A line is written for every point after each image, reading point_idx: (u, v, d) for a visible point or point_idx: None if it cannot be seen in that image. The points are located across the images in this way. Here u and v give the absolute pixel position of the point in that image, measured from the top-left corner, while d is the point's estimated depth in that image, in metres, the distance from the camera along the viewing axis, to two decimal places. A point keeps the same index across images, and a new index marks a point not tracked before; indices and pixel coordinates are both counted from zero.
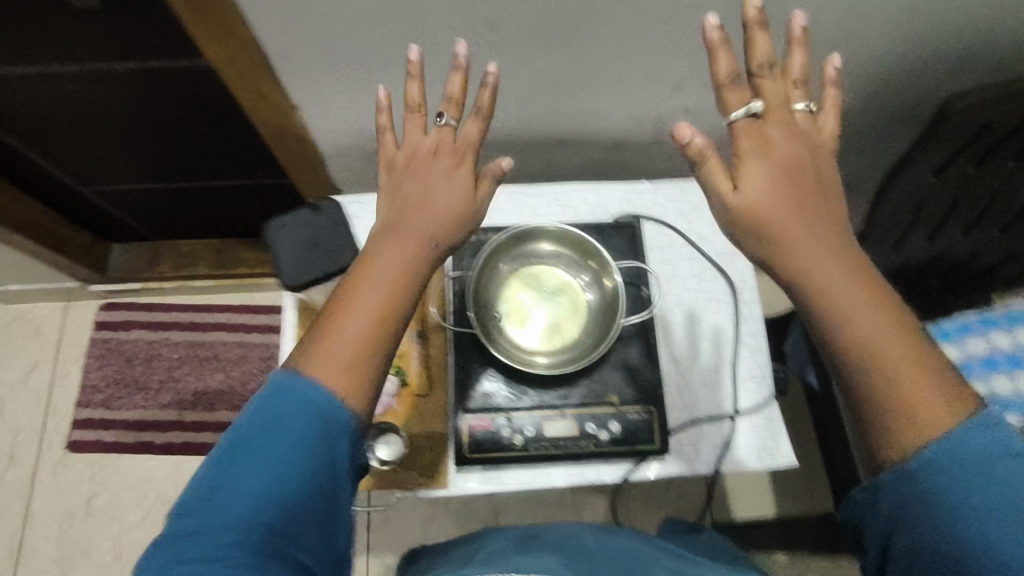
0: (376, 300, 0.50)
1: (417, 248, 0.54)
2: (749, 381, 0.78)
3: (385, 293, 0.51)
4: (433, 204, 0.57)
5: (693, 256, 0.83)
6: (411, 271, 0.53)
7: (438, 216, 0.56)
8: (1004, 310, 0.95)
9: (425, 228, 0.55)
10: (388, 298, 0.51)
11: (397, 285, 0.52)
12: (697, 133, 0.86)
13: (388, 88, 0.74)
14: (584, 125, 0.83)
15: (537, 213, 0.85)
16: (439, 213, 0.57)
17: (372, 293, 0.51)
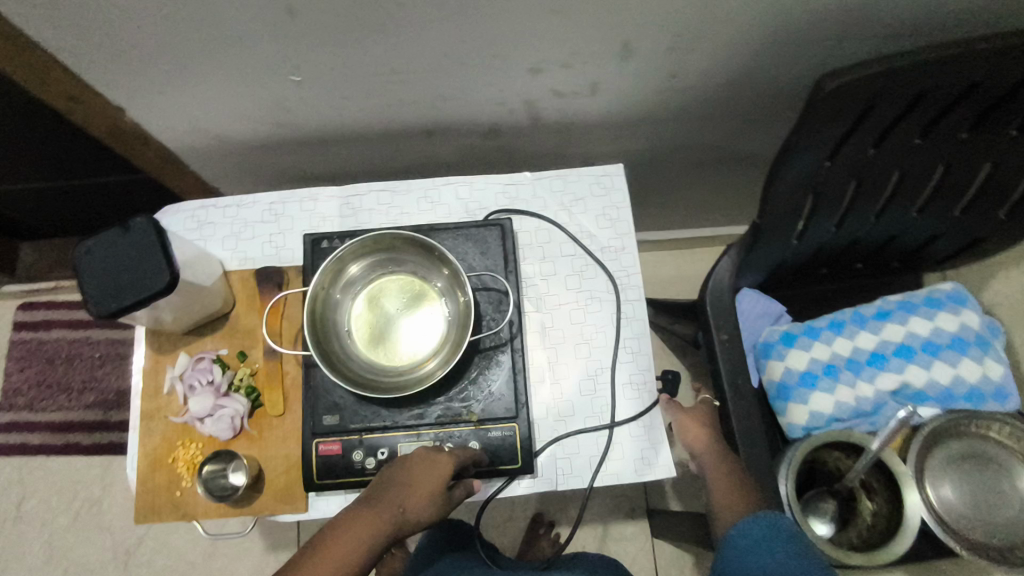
0: (358, 531, 0.55)
1: (401, 492, 0.59)
2: (629, 386, 0.73)
3: (369, 527, 0.55)
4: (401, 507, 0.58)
5: (573, 252, 0.78)
6: (394, 523, 0.57)
7: (414, 507, 0.58)
8: (925, 292, 0.88)
9: (406, 500, 0.58)
10: (368, 535, 0.55)
11: (382, 523, 0.56)
12: (579, 115, 0.78)
13: (210, 82, 0.67)
14: (449, 112, 0.76)
15: (406, 212, 0.79)
16: (418, 492, 0.59)
17: (359, 522, 0.56)
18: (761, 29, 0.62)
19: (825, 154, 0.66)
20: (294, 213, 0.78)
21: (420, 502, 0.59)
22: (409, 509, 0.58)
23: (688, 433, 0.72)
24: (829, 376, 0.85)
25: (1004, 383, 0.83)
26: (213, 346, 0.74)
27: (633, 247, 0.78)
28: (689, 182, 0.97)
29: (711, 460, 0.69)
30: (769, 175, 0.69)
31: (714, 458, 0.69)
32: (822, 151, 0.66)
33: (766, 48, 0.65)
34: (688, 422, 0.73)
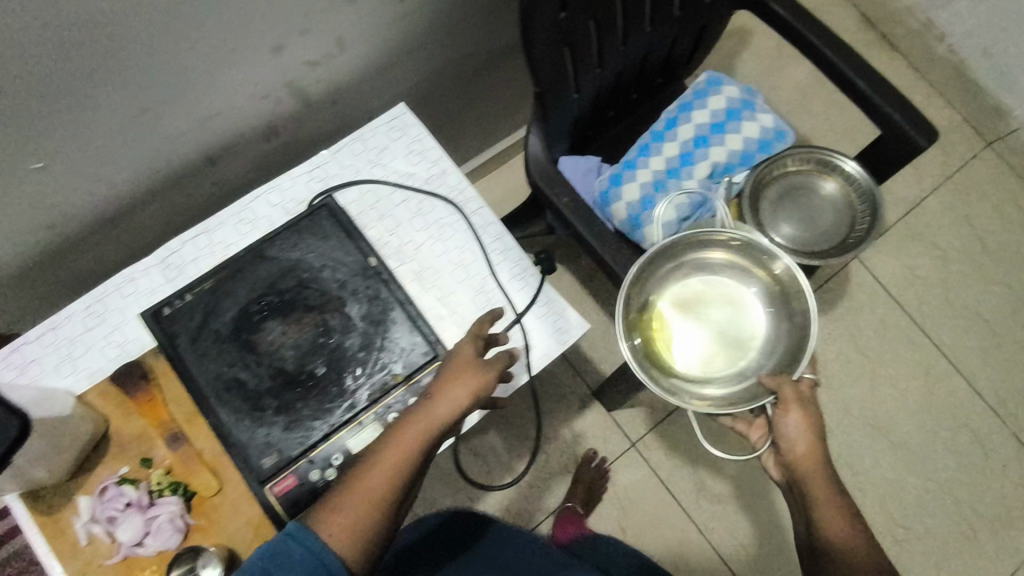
0: (394, 456, 0.60)
1: (434, 407, 0.62)
2: (514, 280, 0.78)
3: (398, 449, 0.60)
4: (438, 412, 0.62)
5: (405, 197, 0.80)
6: (427, 436, 0.61)
7: (441, 409, 0.62)
8: (691, 89, 1.02)
9: (443, 401, 0.62)
10: (402, 456, 0.60)
11: (413, 444, 0.60)
12: (341, 79, 0.79)
13: None
14: (218, 131, 0.74)
15: (230, 242, 0.76)
16: (449, 395, 0.63)
17: (394, 447, 0.60)
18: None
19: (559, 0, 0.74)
20: (120, 303, 0.72)
21: (446, 405, 0.62)
22: (442, 411, 0.62)
23: (795, 427, 0.70)
24: (660, 191, 0.96)
25: (778, 126, 0.98)
26: (111, 471, 0.67)
27: (452, 166, 0.81)
28: (468, 100, 1.03)
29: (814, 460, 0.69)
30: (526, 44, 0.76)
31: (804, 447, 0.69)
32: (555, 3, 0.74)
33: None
34: (795, 413, 0.71)
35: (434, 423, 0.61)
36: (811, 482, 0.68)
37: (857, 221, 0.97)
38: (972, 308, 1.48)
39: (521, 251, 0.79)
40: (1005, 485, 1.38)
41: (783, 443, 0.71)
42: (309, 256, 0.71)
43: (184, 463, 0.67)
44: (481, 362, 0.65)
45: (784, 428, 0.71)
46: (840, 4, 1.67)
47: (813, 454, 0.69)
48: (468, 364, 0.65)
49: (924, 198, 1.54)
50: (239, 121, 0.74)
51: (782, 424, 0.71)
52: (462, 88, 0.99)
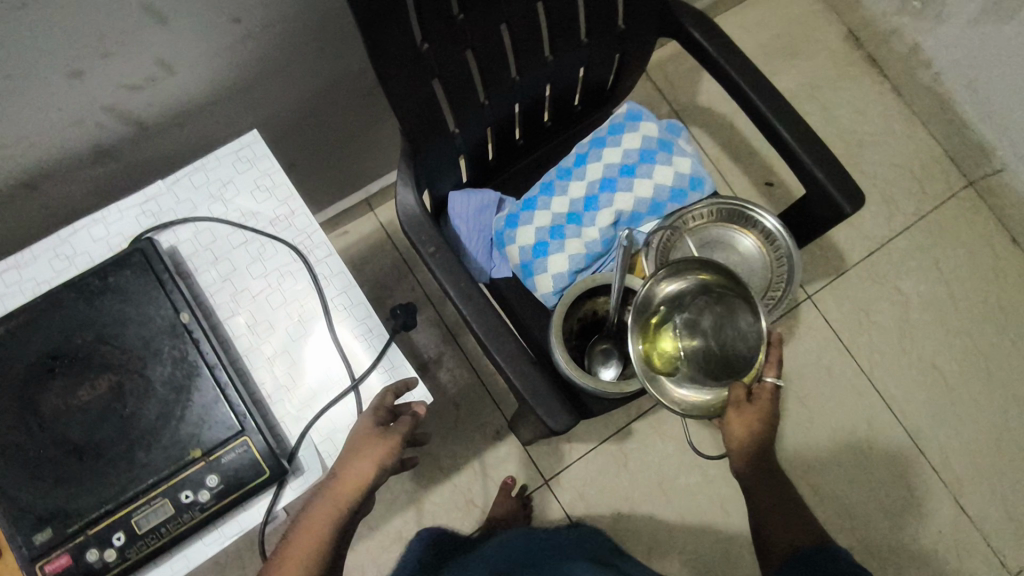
0: (306, 545, 0.59)
1: (339, 487, 0.61)
2: (355, 342, 0.71)
3: (308, 537, 0.59)
4: (342, 491, 0.61)
5: (245, 238, 0.72)
6: (336, 518, 0.60)
7: (345, 490, 0.61)
8: (608, 122, 0.91)
9: (345, 481, 0.61)
10: (314, 543, 0.59)
11: (321, 529, 0.59)
12: (178, 102, 0.71)
13: None
14: (26, 155, 0.66)
15: (42, 279, 0.68)
16: (351, 474, 0.61)
17: (306, 535, 0.59)
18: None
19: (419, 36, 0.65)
20: None
21: (349, 484, 0.61)
22: (345, 492, 0.61)
23: (735, 429, 0.70)
24: (557, 237, 0.87)
25: (695, 173, 0.89)
26: None
27: (302, 206, 0.73)
28: (362, 118, 0.94)
29: (754, 445, 0.71)
30: (384, 88, 0.66)
31: (749, 441, 0.70)
32: (414, 43, 0.65)
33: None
34: (734, 421, 0.70)
35: (341, 504, 0.61)
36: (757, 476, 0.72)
37: (772, 286, 0.89)
38: (929, 360, 1.38)
39: (368, 310, 0.72)
40: (939, 552, 1.30)
41: (733, 449, 0.72)
42: (114, 307, 0.64)
43: None
44: (380, 432, 0.63)
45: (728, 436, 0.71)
46: (827, 15, 1.53)
47: (749, 445, 0.71)
48: (366, 438, 0.62)
49: (893, 237, 1.43)
50: (50, 146, 0.66)
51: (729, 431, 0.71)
52: (351, 108, 0.90)
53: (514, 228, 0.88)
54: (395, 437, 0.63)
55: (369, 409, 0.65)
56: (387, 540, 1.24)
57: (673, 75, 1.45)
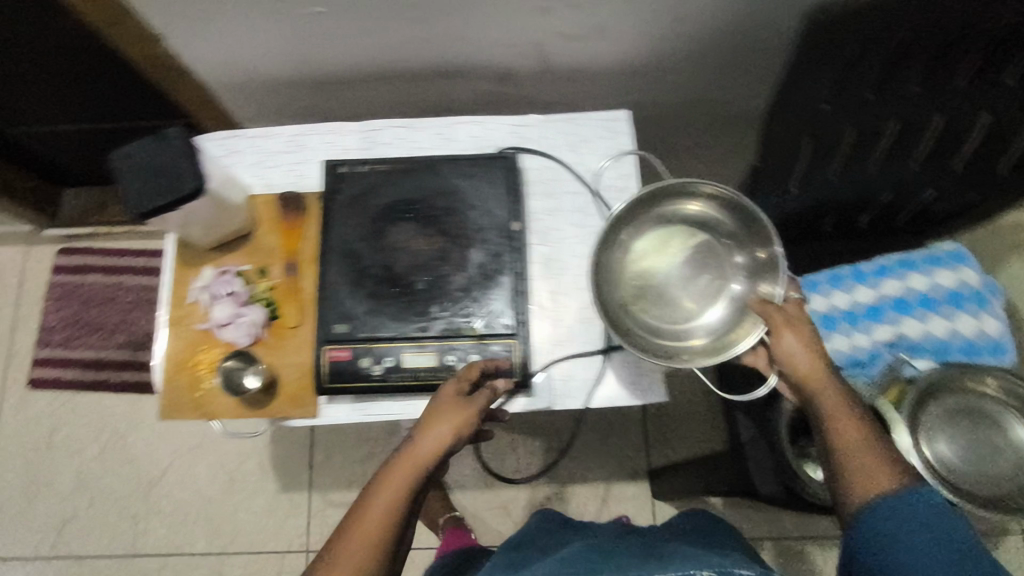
0: (378, 499, 0.57)
1: (411, 457, 0.59)
2: (680, 303, 0.75)
3: (387, 492, 0.57)
4: (413, 448, 0.60)
5: (578, 190, 0.81)
6: (417, 474, 0.59)
7: (419, 444, 0.60)
8: (925, 250, 0.89)
9: (419, 436, 0.61)
10: (394, 496, 0.57)
11: (401, 483, 0.58)
12: (586, 61, 0.82)
13: (247, 26, 0.74)
14: (466, 52, 0.80)
15: (419, 147, 0.83)
16: (428, 431, 0.61)
17: (383, 495, 0.57)
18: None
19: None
20: (317, 143, 0.83)
21: (424, 442, 0.60)
22: (421, 446, 0.60)
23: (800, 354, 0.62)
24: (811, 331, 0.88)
25: (998, 337, 0.85)
26: (236, 262, 0.79)
27: (636, 187, 0.81)
28: (695, 137, 1.00)
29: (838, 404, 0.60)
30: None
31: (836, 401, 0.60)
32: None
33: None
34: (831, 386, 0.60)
35: (419, 464, 0.59)
36: (846, 418, 0.59)
37: None
38: None
39: (690, 285, 0.76)
40: None
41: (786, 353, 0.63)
42: (468, 192, 0.77)
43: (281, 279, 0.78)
44: (459, 400, 0.63)
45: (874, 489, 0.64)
46: None
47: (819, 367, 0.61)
48: (446, 404, 0.63)
49: None
50: (482, 52, 0.80)
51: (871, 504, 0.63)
52: (693, 126, 0.97)
53: None
54: (475, 407, 0.63)
55: (451, 378, 0.66)
56: (493, 502, 1.30)
57: (983, 243, 1.35)
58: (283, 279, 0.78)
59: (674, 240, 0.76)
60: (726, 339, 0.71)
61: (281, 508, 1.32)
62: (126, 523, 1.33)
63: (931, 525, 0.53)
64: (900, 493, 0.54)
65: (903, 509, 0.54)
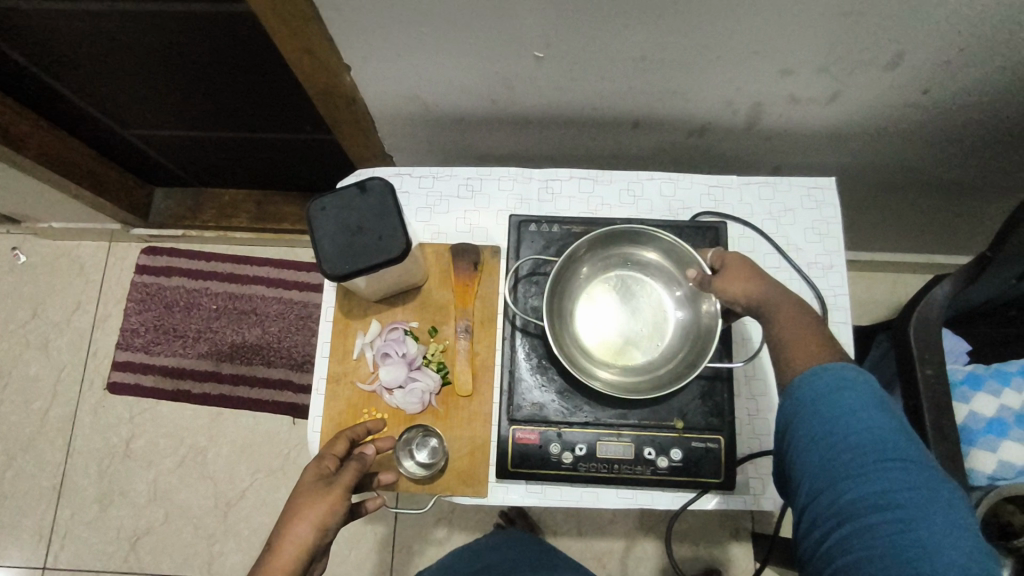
0: None
1: (279, 556, 0.52)
2: (672, 341, 0.66)
3: None
4: (289, 534, 0.53)
5: (779, 265, 0.74)
6: (296, 563, 0.52)
7: (275, 534, 0.53)
8: None
9: (293, 521, 0.54)
10: None
11: (283, 571, 0.51)
12: (797, 122, 0.75)
13: (447, 67, 0.68)
14: (670, 105, 0.73)
15: (605, 202, 0.75)
16: (299, 517, 0.54)
17: None
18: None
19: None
20: (494, 188, 0.76)
21: (289, 530, 0.53)
22: (290, 532, 0.53)
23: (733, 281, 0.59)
24: (994, 433, 0.80)
25: None
26: (404, 317, 0.72)
27: (842, 266, 0.74)
28: (869, 200, 0.93)
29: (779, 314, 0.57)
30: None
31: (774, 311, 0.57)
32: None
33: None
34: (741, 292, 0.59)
35: (298, 552, 0.52)
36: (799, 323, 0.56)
37: None
38: None
39: (624, 323, 0.67)
40: None
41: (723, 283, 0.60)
42: None
43: (454, 340, 0.71)
44: (319, 484, 0.57)
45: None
46: None
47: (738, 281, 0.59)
48: (310, 488, 0.56)
49: None
50: (688, 106, 0.73)
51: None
52: (874, 191, 0.90)
53: (978, 396, 0.82)
54: (340, 485, 0.57)
55: (312, 461, 0.60)
56: (586, 554, 1.24)
57: None
58: (458, 341, 0.71)
59: (625, 283, 0.68)
60: (687, 362, 0.63)
61: (362, 541, 1.26)
62: (201, 543, 1.27)
63: (862, 403, 0.50)
64: (813, 369, 0.53)
65: (840, 383, 0.51)
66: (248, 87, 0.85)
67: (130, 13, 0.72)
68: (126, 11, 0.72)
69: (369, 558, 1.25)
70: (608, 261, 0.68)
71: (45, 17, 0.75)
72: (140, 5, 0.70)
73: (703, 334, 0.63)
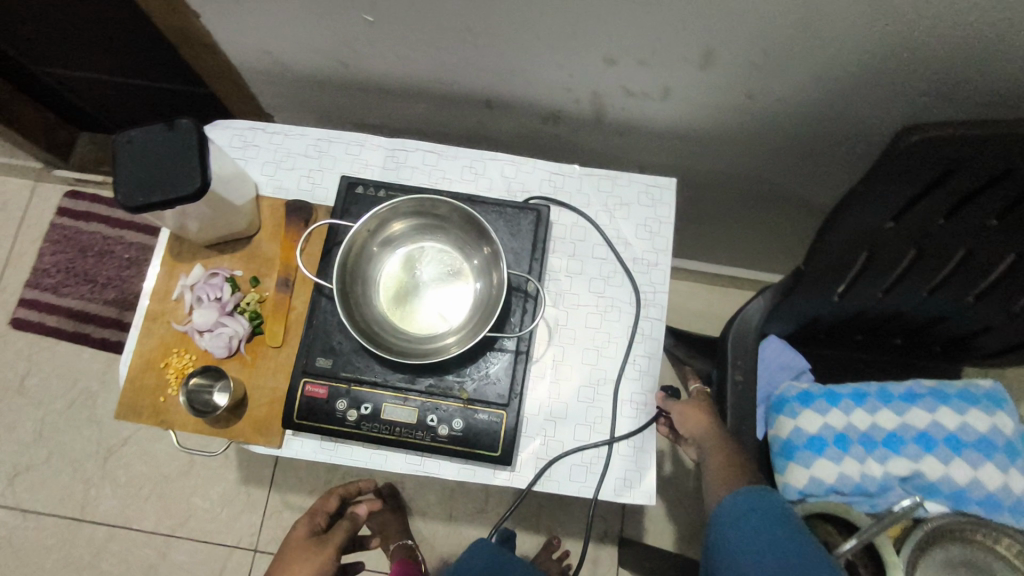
0: None
1: None
2: (468, 310, 0.68)
3: None
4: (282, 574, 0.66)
5: (605, 256, 0.75)
6: None
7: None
8: (960, 385, 0.83)
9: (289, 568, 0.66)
10: None
11: None
12: (641, 119, 0.76)
13: (287, 24, 0.69)
14: (514, 87, 0.74)
15: (446, 177, 0.77)
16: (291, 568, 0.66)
17: None
18: (866, 57, 0.59)
19: (909, 198, 0.63)
20: (340, 152, 0.78)
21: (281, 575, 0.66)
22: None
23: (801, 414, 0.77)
24: (812, 450, 0.81)
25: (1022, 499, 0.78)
26: (229, 266, 0.74)
27: (667, 265, 0.75)
28: (737, 213, 0.94)
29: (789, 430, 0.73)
30: (846, 201, 0.64)
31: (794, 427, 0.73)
32: (896, 201, 0.63)
33: (860, 78, 0.62)
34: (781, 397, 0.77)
35: None
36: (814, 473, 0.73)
37: None
38: None
39: (429, 292, 0.69)
40: None
41: None
42: None
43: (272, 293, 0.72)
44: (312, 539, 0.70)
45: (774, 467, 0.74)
46: None
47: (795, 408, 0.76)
48: (304, 543, 0.69)
49: None
50: (532, 91, 0.74)
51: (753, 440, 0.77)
52: (738, 202, 0.91)
53: (803, 411, 0.83)
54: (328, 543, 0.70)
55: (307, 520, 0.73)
56: None
57: None
58: (275, 293, 0.72)
59: (433, 255, 0.70)
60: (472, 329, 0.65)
61: (236, 502, 1.27)
62: (78, 485, 1.28)
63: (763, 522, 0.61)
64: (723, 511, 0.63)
65: (753, 509, 0.62)
66: (130, 31, 0.87)
67: None
68: None
69: (240, 518, 1.26)
70: (418, 232, 0.70)
71: None
72: None
73: (490, 305, 0.65)
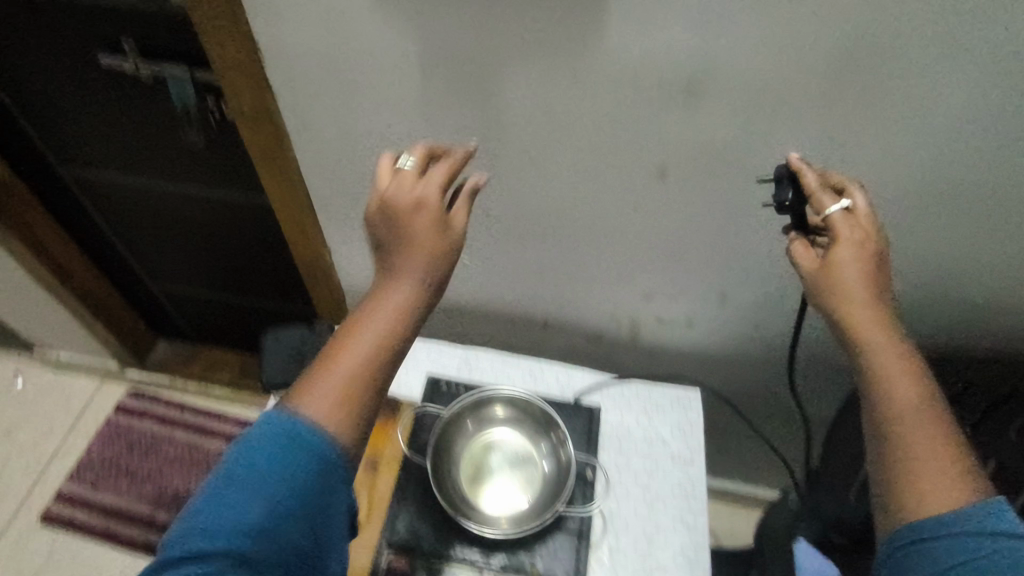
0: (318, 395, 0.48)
1: (332, 370, 0.49)
2: (537, 492, 0.79)
3: (360, 340, 0.51)
4: (377, 331, 0.51)
5: (647, 452, 0.87)
6: (373, 357, 0.50)
7: (340, 363, 0.50)
8: None
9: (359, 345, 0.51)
10: (325, 408, 0.48)
11: (339, 373, 0.49)
12: (670, 341, 0.95)
13: None
14: (570, 312, 0.94)
15: (510, 381, 0.92)
16: (342, 348, 0.51)
17: (326, 402, 0.48)
18: None
19: None
20: (422, 356, 0.93)
21: (349, 354, 0.50)
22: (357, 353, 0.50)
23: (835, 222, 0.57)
24: None
25: None
26: None
27: (701, 462, 0.86)
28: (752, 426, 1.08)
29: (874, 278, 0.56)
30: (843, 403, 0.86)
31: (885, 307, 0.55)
32: None
33: None
34: (847, 254, 0.56)
35: (383, 343, 0.51)
36: (925, 445, 0.50)
37: None
38: None
39: (504, 476, 0.81)
40: None
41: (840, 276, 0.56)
42: None
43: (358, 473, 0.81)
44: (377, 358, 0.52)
45: (897, 382, 0.53)
46: None
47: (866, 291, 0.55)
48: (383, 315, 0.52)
49: None
50: (583, 315, 0.94)
51: (845, 275, 0.55)
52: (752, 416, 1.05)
53: None
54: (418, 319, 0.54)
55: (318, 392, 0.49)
56: None
57: None
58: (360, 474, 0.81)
59: (508, 440, 0.82)
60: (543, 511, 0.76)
61: None
62: None
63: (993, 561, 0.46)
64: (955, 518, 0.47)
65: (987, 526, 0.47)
66: (260, 260, 1.10)
67: (189, 196, 1.00)
68: (186, 194, 1.00)
69: None
70: (497, 419, 0.83)
71: (130, 192, 1.05)
72: (197, 191, 0.99)
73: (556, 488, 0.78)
